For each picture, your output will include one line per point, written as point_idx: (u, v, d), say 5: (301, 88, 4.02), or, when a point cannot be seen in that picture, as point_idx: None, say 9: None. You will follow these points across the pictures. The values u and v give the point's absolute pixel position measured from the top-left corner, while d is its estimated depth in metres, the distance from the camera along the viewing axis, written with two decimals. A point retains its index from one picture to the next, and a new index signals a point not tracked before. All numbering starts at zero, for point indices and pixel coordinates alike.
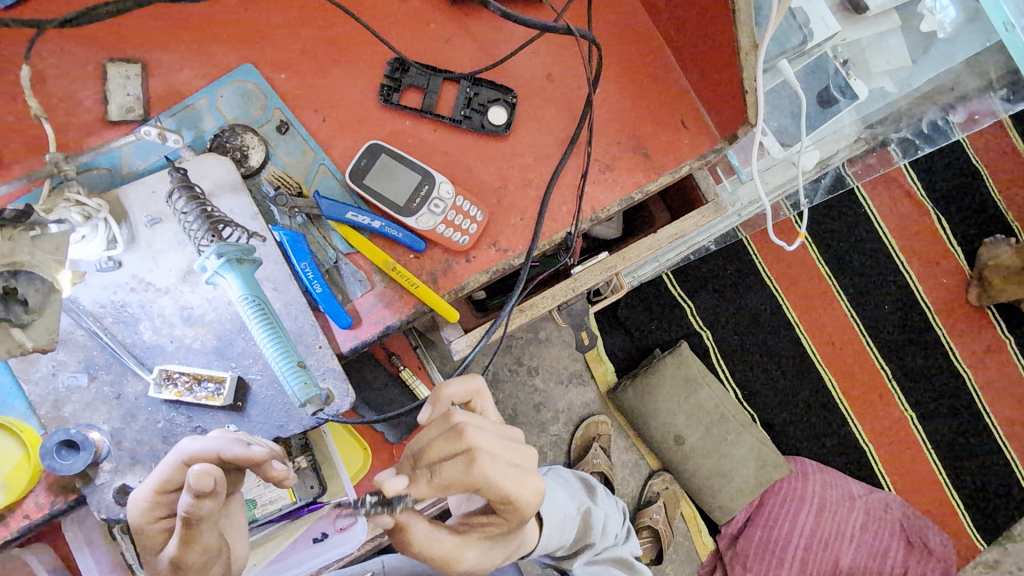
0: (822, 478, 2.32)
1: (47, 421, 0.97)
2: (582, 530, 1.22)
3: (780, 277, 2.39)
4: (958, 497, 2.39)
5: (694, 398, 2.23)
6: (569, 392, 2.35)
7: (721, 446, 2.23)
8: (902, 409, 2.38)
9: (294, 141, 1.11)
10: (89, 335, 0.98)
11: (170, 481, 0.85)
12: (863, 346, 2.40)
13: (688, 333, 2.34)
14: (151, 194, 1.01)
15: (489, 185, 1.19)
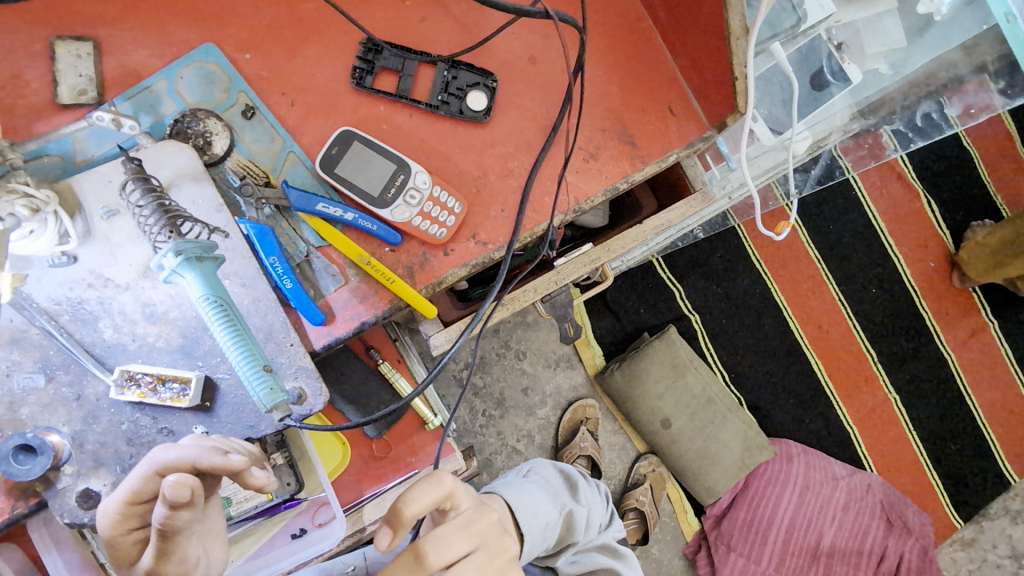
0: (806, 460, 2.33)
1: (4, 424, 0.93)
2: (565, 529, 1.18)
3: (769, 262, 2.37)
4: (937, 478, 2.42)
5: (683, 382, 2.23)
6: (556, 376, 2.33)
7: (707, 430, 2.25)
8: (885, 390, 2.40)
9: (261, 127, 1.06)
10: (44, 335, 0.94)
11: (141, 492, 0.82)
12: (850, 329, 2.39)
13: (678, 317, 2.33)
14: (106, 184, 0.96)
15: (468, 173, 1.14)
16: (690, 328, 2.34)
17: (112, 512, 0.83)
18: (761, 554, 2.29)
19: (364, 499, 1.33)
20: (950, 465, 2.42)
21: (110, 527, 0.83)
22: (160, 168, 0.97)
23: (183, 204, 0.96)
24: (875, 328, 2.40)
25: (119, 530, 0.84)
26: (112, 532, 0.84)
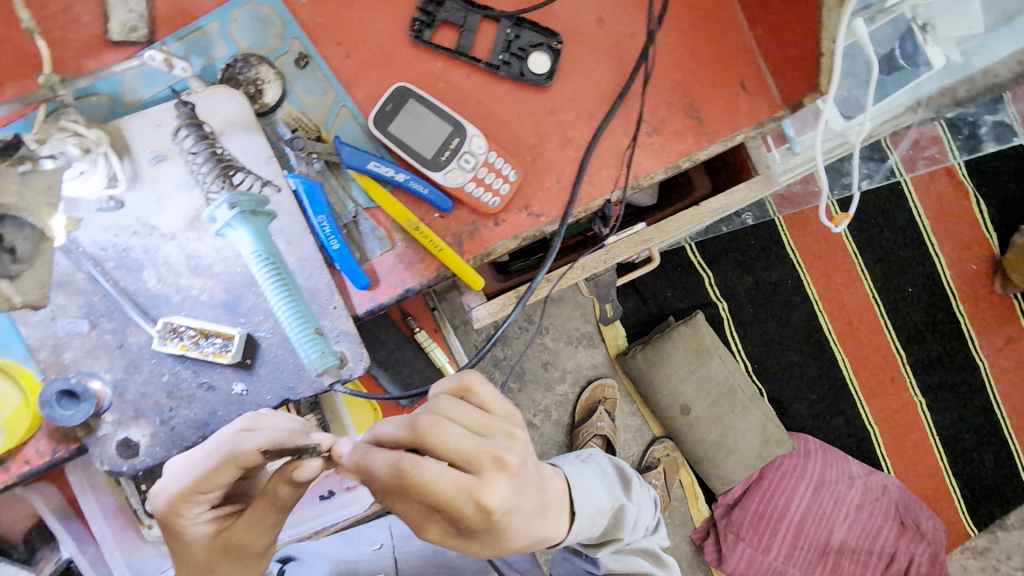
0: (823, 456, 2.28)
1: (47, 367, 0.92)
2: (612, 524, 1.19)
3: (805, 253, 2.28)
4: (958, 487, 2.35)
5: (705, 369, 2.17)
6: (578, 353, 2.29)
7: (726, 419, 2.19)
8: (912, 392, 2.32)
9: (314, 78, 1.00)
10: (89, 280, 0.92)
11: (217, 475, 0.80)
12: (881, 326, 2.31)
13: (705, 303, 2.26)
14: (156, 127, 0.92)
15: (524, 141, 1.08)
16: (716, 315, 2.27)
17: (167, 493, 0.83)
18: (769, 546, 2.24)
19: None
20: (976, 477, 2.35)
21: (168, 508, 0.84)
22: (211, 115, 0.94)
23: (234, 154, 0.94)
24: (909, 331, 2.31)
25: (177, 511, 0.84)
26: (171, 514, 0.84)
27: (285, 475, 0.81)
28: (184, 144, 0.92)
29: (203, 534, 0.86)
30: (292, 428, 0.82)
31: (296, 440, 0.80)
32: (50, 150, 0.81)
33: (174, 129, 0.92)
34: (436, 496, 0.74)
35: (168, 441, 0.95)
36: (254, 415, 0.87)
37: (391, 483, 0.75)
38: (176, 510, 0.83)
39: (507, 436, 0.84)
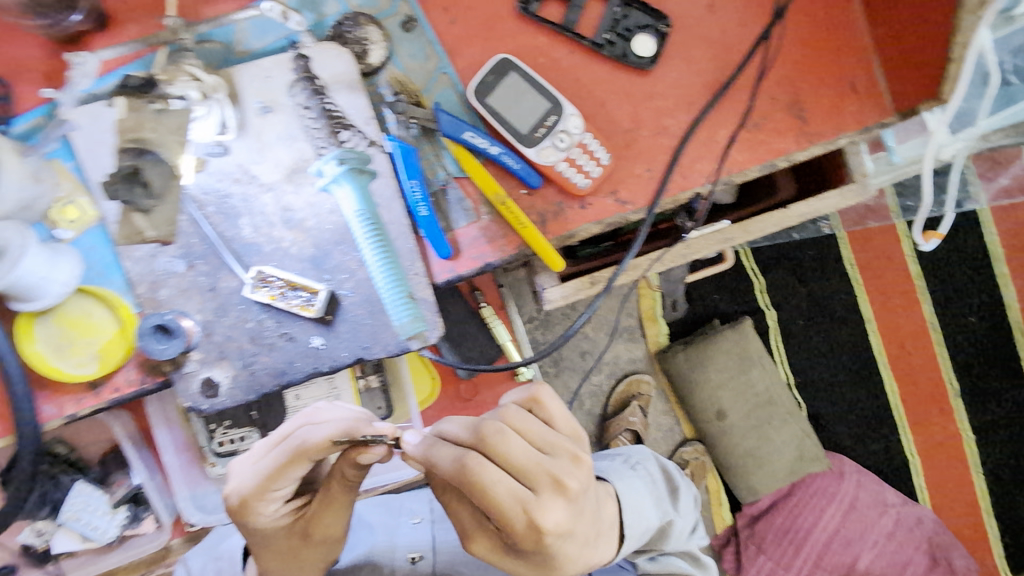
0: (858, 479, 2.13)
1: (144, 301, 0.96)
2: (657, 535, 1.19)
3: (863, 267, 2.12)
4: (999, 534, 2.16)
5: (745, 377, 2.06)
6: (615, 345, 2.19)
7: (761, 429, 2.07)
8: (961, 427, 2.15)
9: (419, 42, 1.00)
10: (190, 222, 0.95)
11: (287, 471, 0.85)
12: (936, 353, 2.14)
13: (752, 310, 2.13)
14: (266, 79, 0.94)
15: (619, 125, 1.05)
16: (763, 323, 2.14)
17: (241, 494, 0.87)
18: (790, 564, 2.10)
19: None
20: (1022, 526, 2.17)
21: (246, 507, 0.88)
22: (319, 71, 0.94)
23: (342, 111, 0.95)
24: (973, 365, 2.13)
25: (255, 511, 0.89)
26: (248, 514, 0.89)
27: (352, 458, 0.86)
28: (298, 98, 0.94)
29: (281, 526, 0.92)
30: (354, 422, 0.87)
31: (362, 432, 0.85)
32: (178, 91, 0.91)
33: (284, 82, 0.94)
34: (491, 502, 0.74)
35: (247, 385, 0.98)
36: (312, 409, 0.92)
37: (450, 476, 0.77)
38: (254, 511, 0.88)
39: (572, 460, 0.79)
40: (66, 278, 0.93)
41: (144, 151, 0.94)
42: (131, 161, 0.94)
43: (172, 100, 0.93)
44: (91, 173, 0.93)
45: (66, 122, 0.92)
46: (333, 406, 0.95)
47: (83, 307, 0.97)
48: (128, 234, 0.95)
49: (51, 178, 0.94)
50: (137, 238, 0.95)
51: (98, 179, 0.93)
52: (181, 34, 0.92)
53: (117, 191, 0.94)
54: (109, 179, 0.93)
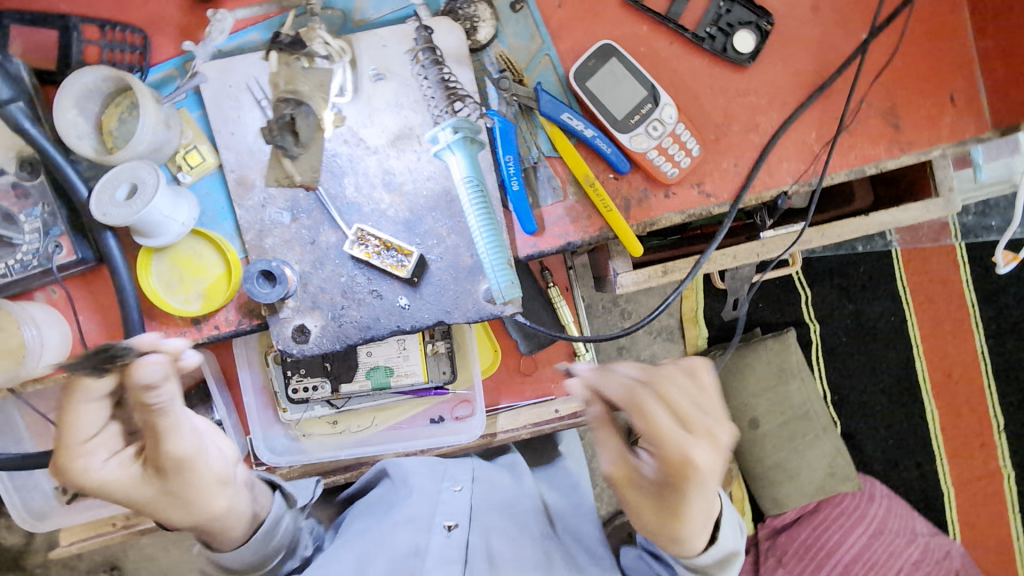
0: (888, 504, 2.04)
1: (250, 248, 1.03)
2: None
3: (917, 289, 2.06)
4: None
5: (783, 389, 2.00)
6: (654, 343, 2.13)
7: (794, 441, 2.00)
8: (1001, 463, 2.09)
9: (525, 24, 1.03)
10: (298, 177, 1.01)
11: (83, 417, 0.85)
12: (984, 385, 2.08)
13: (797, 322, 2.08)
14: (381, 47, 1.00)
15: (711, 118, 1.05)
16: (806, 335, 2.09)
17: (82, 419, 0.85)
18: None
19: (501, 407, 1.38)
20: None
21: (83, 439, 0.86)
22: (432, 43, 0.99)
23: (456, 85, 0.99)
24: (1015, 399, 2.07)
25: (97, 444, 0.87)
26: (97, 448, 0.87)
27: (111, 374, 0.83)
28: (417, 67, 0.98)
29: (121, 476, 0.88)
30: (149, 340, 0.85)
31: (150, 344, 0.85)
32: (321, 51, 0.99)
33: (398, 51, 0.99)
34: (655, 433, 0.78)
35: (334, 336, 1.04)
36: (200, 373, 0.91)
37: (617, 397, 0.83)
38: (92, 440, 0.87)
39: (712, 436, 0.80)
40: (185, 220, 1.01)
41: (265, 108, 1.00)
42: (253, 115, 1.01)
43: (318, 58, 0.99)
44: (216, 125, 1.01)
45: (199, 74, 1.00)
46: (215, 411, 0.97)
47: (193, 248, 1.05)
48: (279, 176, 1.01)
49: (177, 125, 1.03)
50: (286, 181, 1.01)
51: (223, 130, 1.01)
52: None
53: (238, 142, 1.01)
54: (233, 131, 1.01)
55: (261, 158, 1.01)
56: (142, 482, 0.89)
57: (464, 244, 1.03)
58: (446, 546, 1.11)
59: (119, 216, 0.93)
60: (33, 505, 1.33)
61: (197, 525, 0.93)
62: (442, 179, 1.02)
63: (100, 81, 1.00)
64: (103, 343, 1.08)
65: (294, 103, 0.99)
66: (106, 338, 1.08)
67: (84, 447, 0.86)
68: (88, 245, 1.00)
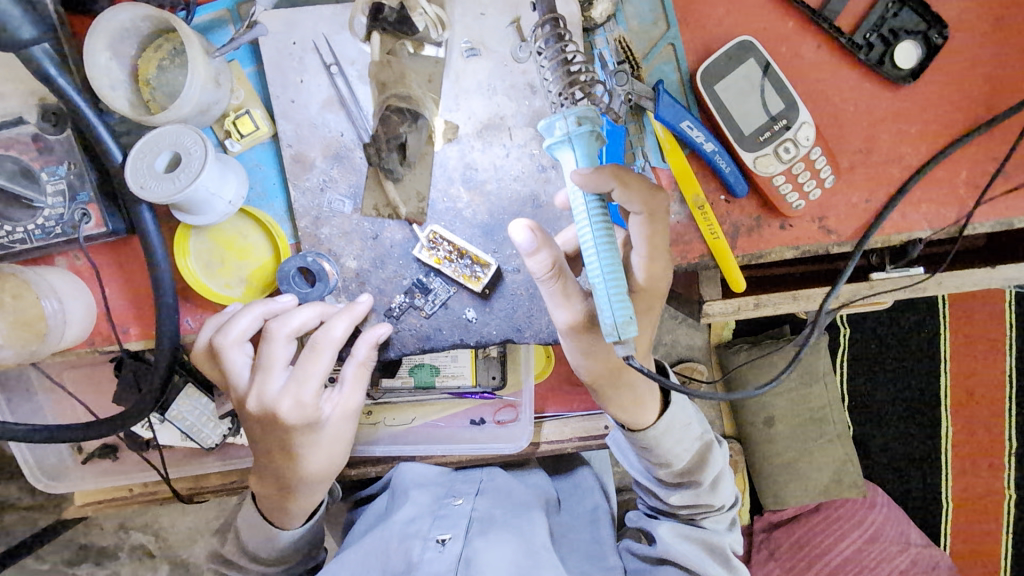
0: (887, 514, 1.59)
1: (304, 236, 0.91)
2: (696, 463, 0.97)
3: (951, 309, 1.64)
4: None
5: (806, 391, 1.53)
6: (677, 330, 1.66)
7: (811, 451, 1.52)
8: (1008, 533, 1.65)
9: (650, 5, 0.86)
10: (368, 161, 0.87)
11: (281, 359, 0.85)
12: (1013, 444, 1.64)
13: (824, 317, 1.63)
14: (479, 15, 0.83)
15: (849, 143, 0.89)
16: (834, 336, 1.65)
17: (235, 337, 0.84)
18: None
19: (547, 415, 1.32)
20: None
21: (227, 331, 0.84)
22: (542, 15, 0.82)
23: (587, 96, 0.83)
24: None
25: (239, 366, 0.85)
26: (238, 379, 0.86)
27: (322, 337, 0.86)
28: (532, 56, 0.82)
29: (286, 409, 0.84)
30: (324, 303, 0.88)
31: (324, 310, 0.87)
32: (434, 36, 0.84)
33: (499, 23, 0.83)
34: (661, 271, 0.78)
35: (389, 344, 0.93)
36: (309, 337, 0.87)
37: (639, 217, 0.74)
38: (236, 363, 0.85)
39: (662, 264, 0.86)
40: (232, 198, 0.87)
41: (334, 73, 0.85)
42: (318, 82, 0.86)
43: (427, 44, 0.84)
44: (275, 89, 0.86)
45: (258, 24, 0.84)
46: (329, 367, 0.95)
47: (238, 228, 0.94)
48: (379, 201, 0.89)
49: (229, 83, 0.88)
50: (388, 210, 0.89)
51: (282, 97, 0.86)
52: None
53: (300, 114, 0.87)
54: (293, 100, 0.86)
55: (323, 135, 0.87)
56: (307, 406, 0.85)
57: None
58: (439, 554, 1.00)
59: (159, 191, 0.80)
60: (47, 464, 1.27)
61: (331, 464, 0.91)
62: (531, 181, 0.88)
63: (140, 21, 0.85)
64: (131, 320, 0.97)
65: (413, 117, 0.84)
66: (134, 315, 0.97)
67: (265, 378, 0.84)
68: (120, 215, 0.87)
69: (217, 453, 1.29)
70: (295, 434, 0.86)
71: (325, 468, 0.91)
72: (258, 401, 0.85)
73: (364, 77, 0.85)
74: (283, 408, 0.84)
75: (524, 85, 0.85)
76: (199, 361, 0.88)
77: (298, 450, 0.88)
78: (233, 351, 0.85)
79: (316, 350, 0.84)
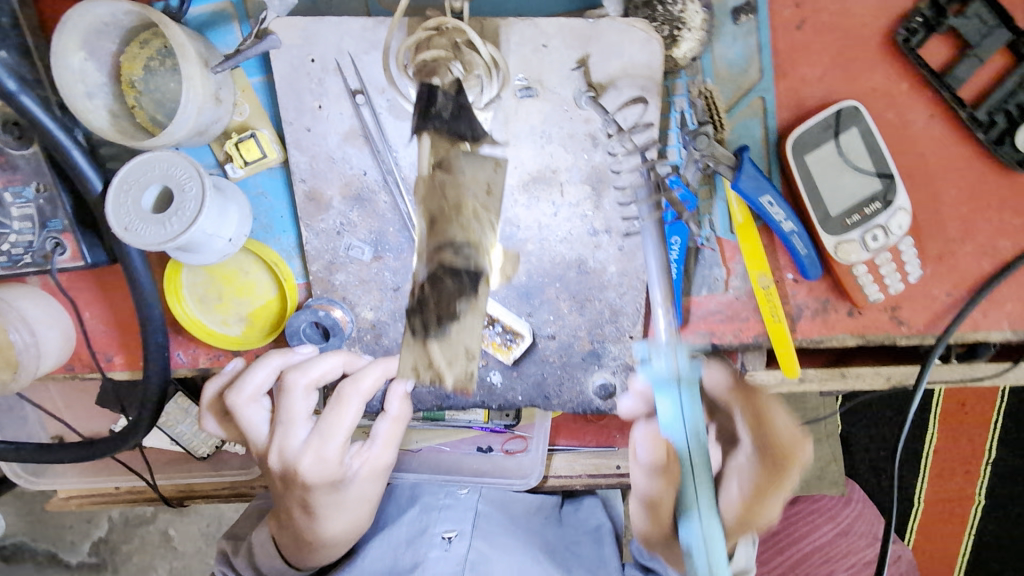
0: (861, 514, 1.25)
1: (315, 280, 0.80)
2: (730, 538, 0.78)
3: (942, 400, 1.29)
4: None
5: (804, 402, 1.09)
6: None
7: None
8: None
9: (740, 48, 0.71)
10: (393, 206, 0.75)
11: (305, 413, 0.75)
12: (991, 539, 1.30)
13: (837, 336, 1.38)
14: (538, 47, 0.68)
15: (944, 229, 0.76)
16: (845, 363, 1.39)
17: (251, 392, 0.75)
18: None
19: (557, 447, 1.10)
20: None
21: (243, 384, 0.75)
22: (614, 55, 0.68)
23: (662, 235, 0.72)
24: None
25: (255, 423, 0.76)
26: (255, 436, 0.77)
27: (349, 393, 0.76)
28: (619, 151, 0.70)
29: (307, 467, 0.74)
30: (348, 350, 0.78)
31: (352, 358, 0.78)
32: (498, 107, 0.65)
33: (562, 60, 0.68)
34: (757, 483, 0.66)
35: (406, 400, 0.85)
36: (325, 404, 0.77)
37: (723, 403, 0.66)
38: (252, 420, 0.76)
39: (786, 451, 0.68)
40: (233, 234, 0.76)
41: (360, 103, 0.71)
42: (340, 110, 0.72)
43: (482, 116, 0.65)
44: (287, 113, 0.73)
45: (271, 35, 0.69)
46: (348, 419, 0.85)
47: (238, 261, 0.82)
48: (418, 360, 0.51)
49: (231, 97, 0.74)
50: None
51: (297, 124, 0.73)
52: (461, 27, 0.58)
53: (318, 145, 0.74)
54: (310, 128, 0.73)
55: (343, 172, 0.75)
56: (330, 463, 0.75)
57: (586, 327, 0.80)
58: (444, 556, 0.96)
59: (149, 238, 0.69)
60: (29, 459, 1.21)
61: (355, 523, 0.82)
62: (579, 245, 0.76)
63: (121, 15, 0.70)
64: (115, 348, 0.88)
65: (473, 281, 0.51)
66: (119, 342, 0.88)
67: (285, 431, 0.75)
68: (100, 245, 0.76)
69: (210, 461, 1.22)
70: (316, 494, 0.76)
71: (348, 530, 0.81)
72: (278, 458, 0.75)
73: (394, 110, 0.71)
74: (305, 466, 0.74)
75: (583, 136, 0.71)
76: (213, 417, 0.80)
77: (317, 510, 0.78)
78: (248, 407, 0.76)
79: (342, 402, 0.74)
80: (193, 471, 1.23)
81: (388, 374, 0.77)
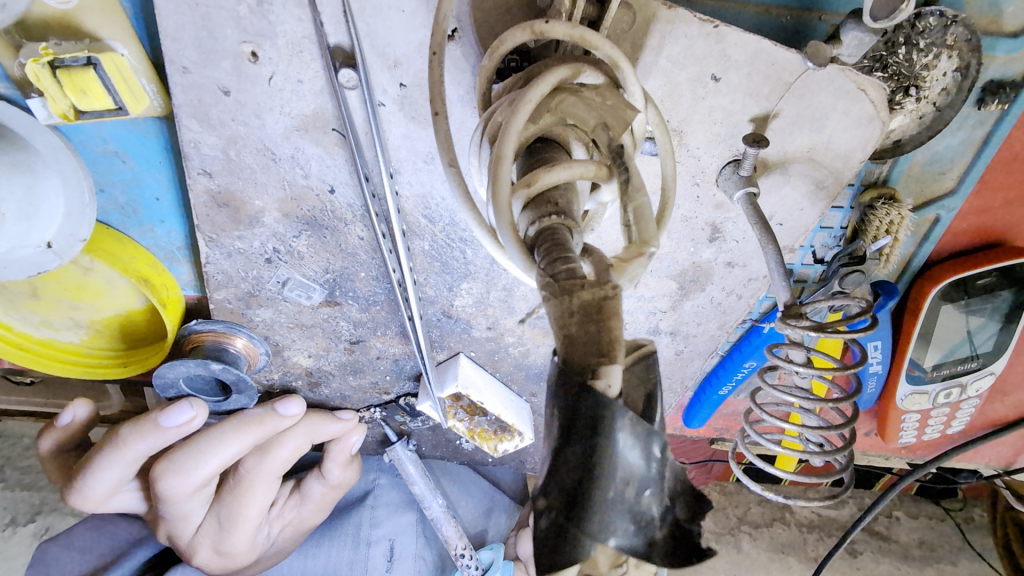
0: None
1: (221, 312, 0.50)
2: None
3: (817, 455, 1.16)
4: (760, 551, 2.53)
5: None
6: None
7: None
8: None
9: (962, 144, 0.46)
10: (371, 246, 0.46)
11: (200, 506, 0.54)
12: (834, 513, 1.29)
13: None
14: (701, 78, 0.37)
15: (1001, 382, 0.67)
16: None
17: (108, 490, 0.51)
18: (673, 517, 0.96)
19: None
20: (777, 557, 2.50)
21: (93, 484, 0.50)
22: (809, 125, 0.39)
23: (770, 442, 0.41)
24: (774, 541, 1.05)
25: (131, 505, 0.55)
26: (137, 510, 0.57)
27: (264, 478, 0.54)
28: (801, 319, 0.37)
29: (212, 553, 0.57)
30: (256, 420, 0.51)
31: (261, 429, 0.52)
32: (599, 205, 0.29)
33: (728, 105, 0.38)
34: None
35: None
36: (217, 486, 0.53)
37: None
38: (125, 506, 0.55)
39: None
40: (53, 237, 0.41)
41: (343, 84, 0.36)
42: (299, 74, 0.36)
43: (607, 205, 0.30)
44: (181, 45, 0.35)
45: None
46: (222, 514, 0.55)
47: None
48: None
49: None
50: None
51: (202, 77, 0.37)
52: (637, 79, 0.28)
53: (244, 125, 0.39)
54: (230, 91, 0.37)
55: (287, 179, 0.42)
56: (236, 554, 0.57)
57: None
58: (398, 483, 0.70)
59: None
60: None
61: None
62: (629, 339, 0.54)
63: None
64: None
65: None
66: None
67: (170, 523, 0.54)
68: None
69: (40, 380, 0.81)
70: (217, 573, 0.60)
71: None
72: (170, 540, 0.57)
73: (407, 105, 0.38)
74: (202, 556, 0.57)
75: (700, 224, 0.45)
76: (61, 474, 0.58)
77: None
78: (111, 498, 0.53)
79: (247, 489, 0.54)
80: (8, 393, 0.81)
81: (313, 438, 0.56)
